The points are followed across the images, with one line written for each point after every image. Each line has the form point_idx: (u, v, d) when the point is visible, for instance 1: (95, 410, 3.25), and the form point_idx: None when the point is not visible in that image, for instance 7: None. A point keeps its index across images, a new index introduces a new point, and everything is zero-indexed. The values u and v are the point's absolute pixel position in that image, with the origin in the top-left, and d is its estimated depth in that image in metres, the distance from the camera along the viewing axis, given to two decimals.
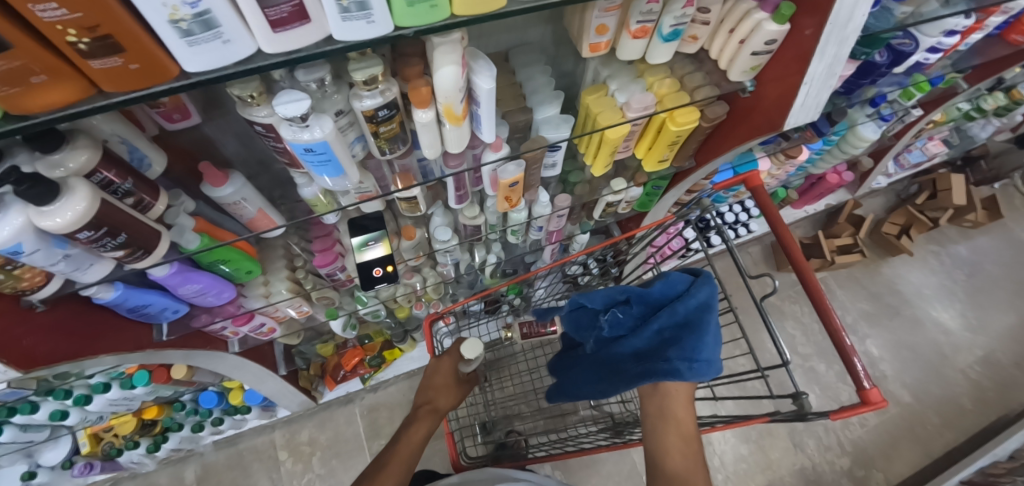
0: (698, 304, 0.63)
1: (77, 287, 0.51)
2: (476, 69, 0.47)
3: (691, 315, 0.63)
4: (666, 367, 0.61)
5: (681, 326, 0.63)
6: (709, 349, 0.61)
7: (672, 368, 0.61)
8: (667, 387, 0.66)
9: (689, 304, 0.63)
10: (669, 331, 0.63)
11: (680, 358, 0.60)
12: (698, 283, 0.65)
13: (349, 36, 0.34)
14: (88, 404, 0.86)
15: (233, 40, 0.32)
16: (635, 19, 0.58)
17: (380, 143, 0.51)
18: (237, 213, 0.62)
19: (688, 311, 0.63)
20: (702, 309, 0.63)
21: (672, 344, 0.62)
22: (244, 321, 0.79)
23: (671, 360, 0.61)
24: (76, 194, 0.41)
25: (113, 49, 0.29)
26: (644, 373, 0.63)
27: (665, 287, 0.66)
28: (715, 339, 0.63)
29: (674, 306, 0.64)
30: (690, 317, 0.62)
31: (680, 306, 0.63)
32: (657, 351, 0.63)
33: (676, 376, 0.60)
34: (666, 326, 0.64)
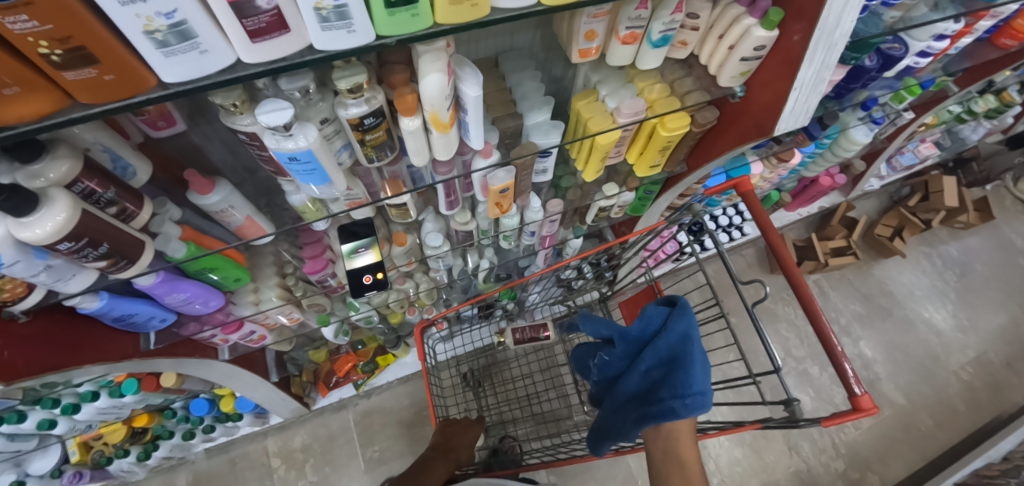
0: (679, 335, 0.65)
1: (60, 297, 0.50)
2: (462, 76, 0.47)
3: (674, 349, 0.65)
4: (664, 407, 0.62)
5: (669, 362, 0.65)
6: (699, 381, 0.62)
7: (668, 408, 0.62)
8: (669, 429, 0.68)
9: (670, 338, 0.65)
10: (657, 371, 0.66)
11: (672, 396, 0.62)
12: (676, 313, 0.67)
13: (329, 45, 0.34)
14: (77, 412, 0.85)
15: (211, 50, 0.31)
16: (624, 25, 0.58)
17: (367, 151, 0.50)
18: (225, 220, 0.62)
19: (673, 347, 0.65)
20: (684, 339, 0.65)
21: (662, 384, 0.64)
22: (234, 329, 0.78)
23: (668, 400, 0.62)
24: (56, 205, 0.40)
25: (87, 59, 0.28)
26: (645, 416, 0.65)
27: (645, 325, 0.69)
28: (706, 366, 0.64)
29: (656, 343, 0.66)
30: (673, 352, 0.65)
31: (660, 343, 0.66)
32: (652, 393, 0.65)
33: (673, 416, 0.62)
34: (654, 365, 0.66)
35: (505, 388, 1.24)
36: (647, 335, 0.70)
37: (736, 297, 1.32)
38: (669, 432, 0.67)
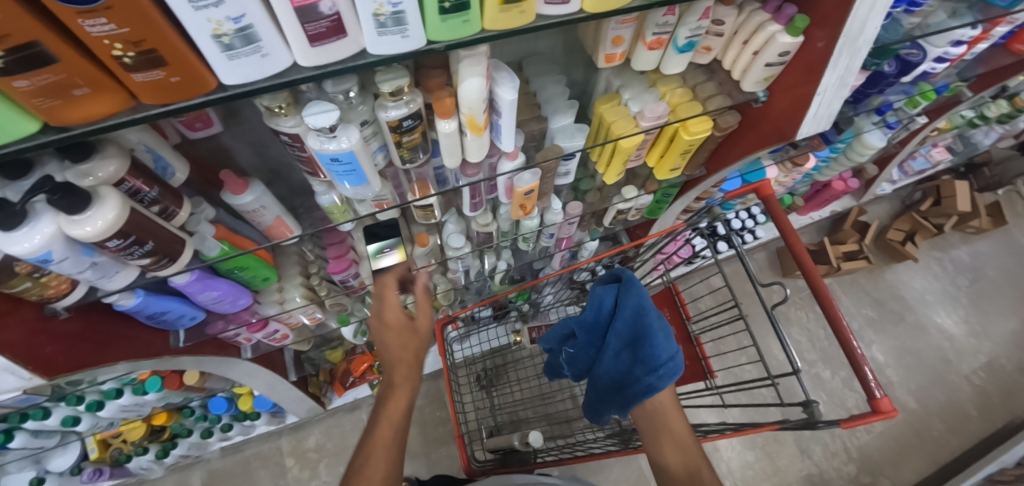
0: (634, 310, 0.66)
1: (100, 294, 0.51)
2: (499, 80, 0.48)
3: (633, 327, 0.65)
4: (643, 385, 0.63)
5: (633, 340, 0.65)
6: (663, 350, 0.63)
7: (646, 385, 0.63)
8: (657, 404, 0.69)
9: (629, 314, 0.66)
10: (625, 351, 0.66)
11: (644, 372, 0.63)
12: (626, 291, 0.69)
13: (383, 50, 0.35)
14: (99, 410, 0.86)
15: (272, 54, 0.32)
16: (650, 31, 0.59)
17: (402, 152, 0.51)
18: (255, 220, 0.63)
19: (632, 325, 0.66)
20: (641, 312, 0.65)
21: (634, 363, 0.65)
22: (259, 328, 0.79)
23: (643, 376, 0.63)
24: (107, 203, 0.41)
25: (156, 63, 0.29)
26: (629, 400, 0.65)
27: (599, 310, 0.70)
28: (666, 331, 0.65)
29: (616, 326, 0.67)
30: (633, 329, 0.65)
31: (619, 325, 0.66)
32: (628, 375, 0.65)
33: (653, 391, 0.62)
34: (622, 348, 0.66)
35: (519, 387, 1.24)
36: (605, 319, 0.70)
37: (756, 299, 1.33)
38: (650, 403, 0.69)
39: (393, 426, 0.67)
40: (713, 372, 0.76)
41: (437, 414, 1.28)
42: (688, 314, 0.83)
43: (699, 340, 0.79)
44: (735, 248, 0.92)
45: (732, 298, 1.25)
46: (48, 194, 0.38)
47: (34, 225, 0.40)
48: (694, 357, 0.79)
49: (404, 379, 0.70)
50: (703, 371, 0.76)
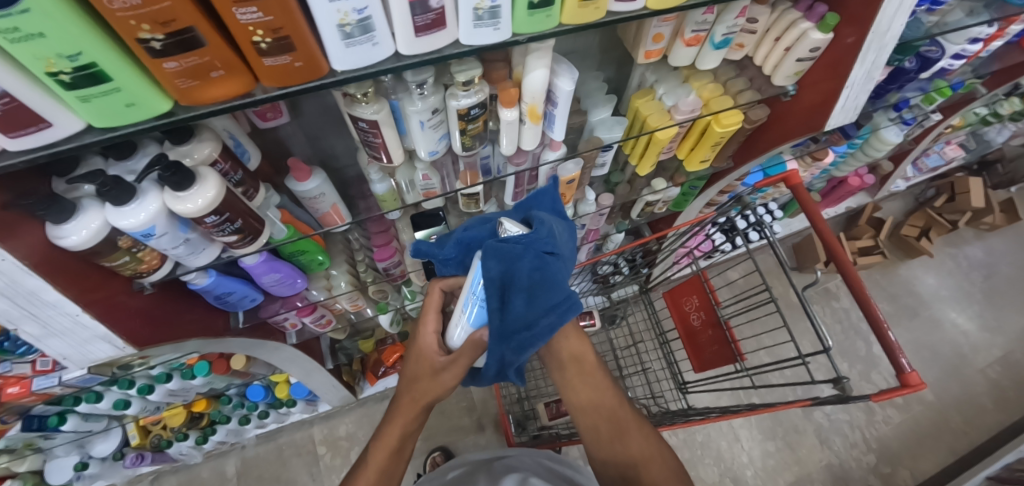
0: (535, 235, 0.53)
1: (181, 271, 0.55)
2: (558, 71, 0.52)
3: (532, 254, 0.52)
4: (541, 328, 0.53)
5: (531, 275, 0.52)
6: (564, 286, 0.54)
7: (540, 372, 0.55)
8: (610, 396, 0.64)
9: (528, 242, 0.52)
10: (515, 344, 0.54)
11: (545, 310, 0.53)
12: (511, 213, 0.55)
13: (474, 41, 0.39)
14: (150, 393, 0.90)
15: (381, 43, 0.36)
16: (689, 28, 0.63)
17: (465, 140, 0.56)
18: (313, 207, 0.67)
19: (530, 252, 0.52)
20: (543, 238, 0.54)
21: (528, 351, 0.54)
22: (308, 312, 0.83)
23: (543, 317, 0.53)
24: (207, 182, 0.45)
25: (286, 48, 0.33)
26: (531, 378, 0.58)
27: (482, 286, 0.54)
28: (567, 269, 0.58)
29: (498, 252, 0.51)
30: (533, 255, 0.52)
31: (511, 250, 0.51)
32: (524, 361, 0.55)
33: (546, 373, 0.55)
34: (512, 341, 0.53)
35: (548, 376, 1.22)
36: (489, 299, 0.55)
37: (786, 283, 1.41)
38: (562, 358, 0.64)
39: (389, 456, 0.60)
40: (743, 354, 0.78)
41: (463, 405, 1.31)
42: (717, 299, 0.85)
43: (728, 324, 0.82)
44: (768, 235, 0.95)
45: (763, 286, 1.25)
46: (161, 171, 0.42)
47: (141, 202, 0.44)
48: (724, 341, 0.82)
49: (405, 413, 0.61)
50: (733, 354, 0.79)
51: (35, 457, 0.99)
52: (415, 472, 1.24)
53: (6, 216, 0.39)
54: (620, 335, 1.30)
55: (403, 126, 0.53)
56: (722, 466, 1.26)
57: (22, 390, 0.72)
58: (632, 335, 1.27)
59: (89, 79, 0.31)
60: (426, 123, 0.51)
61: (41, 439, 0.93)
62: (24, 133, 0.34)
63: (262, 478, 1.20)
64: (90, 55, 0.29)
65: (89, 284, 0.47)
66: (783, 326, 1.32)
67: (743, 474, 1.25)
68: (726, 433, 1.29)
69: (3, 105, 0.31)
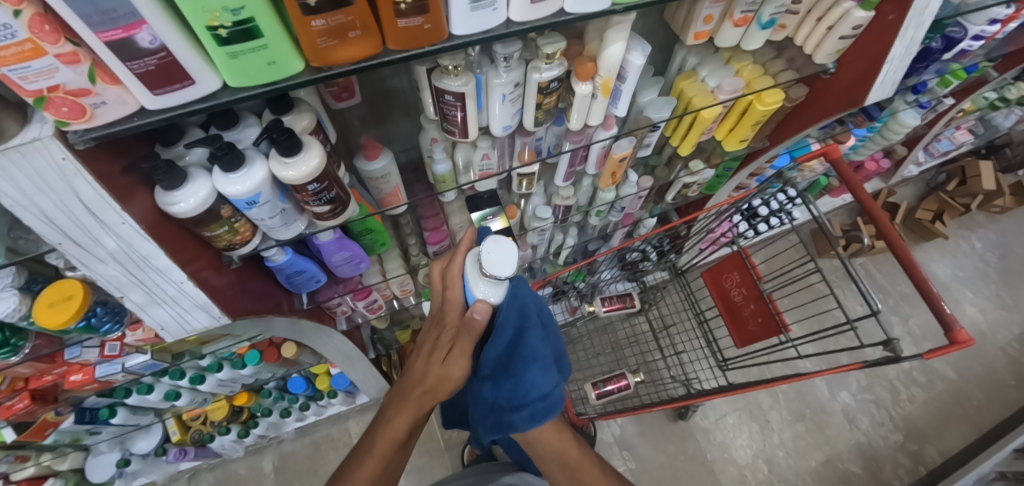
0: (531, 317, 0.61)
1: (266, 245, 0.57)
2: (632, 47, 0.54)
3: (522, 332, 0.60)
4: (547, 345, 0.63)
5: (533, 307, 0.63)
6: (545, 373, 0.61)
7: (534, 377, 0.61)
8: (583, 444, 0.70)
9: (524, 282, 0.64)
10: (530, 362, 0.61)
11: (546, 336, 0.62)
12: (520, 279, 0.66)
13: (578, 8, 0.42)
14: (201, 384, 0.90)
15: (498, 8, 0.39)
16: (739, 9, 0.66)
17: (538, 115, 0.58)
18: (378, 188, 0.69)
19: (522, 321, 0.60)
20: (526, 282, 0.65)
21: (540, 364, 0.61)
22: (363, 296, 0.84)
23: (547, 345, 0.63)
24: (312, 149, 0.46)
25: (422, 9, 0.35)
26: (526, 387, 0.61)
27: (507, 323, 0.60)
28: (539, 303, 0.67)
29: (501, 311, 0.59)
30: (523, 334, 0.60)
31: (511, 312, 0.59)
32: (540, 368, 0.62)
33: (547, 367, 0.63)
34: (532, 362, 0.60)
35: (589, 361, 1.26)
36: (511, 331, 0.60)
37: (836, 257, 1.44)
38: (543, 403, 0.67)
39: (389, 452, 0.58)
40: (787, 325, 0.81)
41: None
42: (758, 274, 0.87)
43: (771, 297, 0.84)
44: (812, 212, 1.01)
45: (794, 263, 1.30)
46: (274, 137, 0.44)
47: (249, 170, 0.46)
48: (768, 313, 0.84)
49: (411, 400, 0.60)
50: (778, 325, 0.82)
51: (76, 455, 0.98)
52: (453, 462, 1.25)
53: (124, 179, 0.41)
54: (656, 317, 1.32)
55: (482, 101, 0.55)
56: (755, 448, 1.27)
57: (85, 377, 0.71)
58: (665, 318, 1.30)
59: (242, 35, 0.33)
60: (507, 96, 0.54)
61: (88, 434, 0.93)
62: (169, 90, 0.36)
63: (300, 473, 1.20)
64: (250, 10, 0.31)
65: (188, 254, 0.49)
66: (830, 297, 1.39)
67: (775, 454, 1.27)
68: (756, 416, 1.31)
69: (159, 59, 0.33)
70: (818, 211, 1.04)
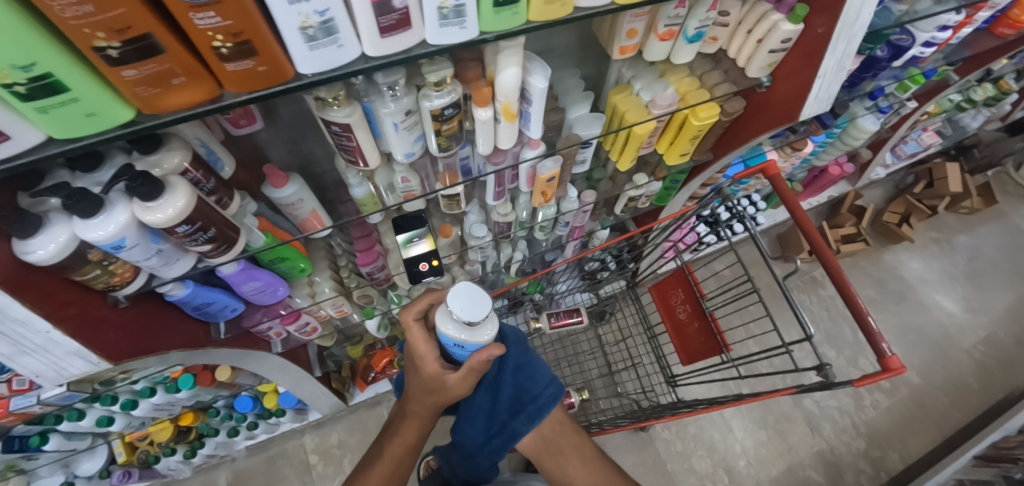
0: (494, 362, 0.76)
1: (157, 283, 0.54)
2: (531, 70, 0.52)
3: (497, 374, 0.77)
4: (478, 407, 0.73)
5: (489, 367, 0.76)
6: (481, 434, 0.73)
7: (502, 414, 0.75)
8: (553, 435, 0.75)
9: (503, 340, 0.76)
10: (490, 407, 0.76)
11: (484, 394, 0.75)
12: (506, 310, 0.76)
13: (441, 40, 0.38)
14: (134, 409, 0.88)
15: (346, 45, 0.36)
16: (663, 23, 0.63)
17: (441, 141, 0.55)
18: (292, 213, 0.66)
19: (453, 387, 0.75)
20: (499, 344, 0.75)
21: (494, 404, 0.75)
22: (292, 320, 0.81)
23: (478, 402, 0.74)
24: (177, 191, 0.44)
25: (249, 53, 0.33)
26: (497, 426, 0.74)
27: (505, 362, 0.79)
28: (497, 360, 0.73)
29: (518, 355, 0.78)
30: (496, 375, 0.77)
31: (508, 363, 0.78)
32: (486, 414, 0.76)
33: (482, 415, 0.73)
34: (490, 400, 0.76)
35: None
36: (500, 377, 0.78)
37: (768, 273, 1.43)
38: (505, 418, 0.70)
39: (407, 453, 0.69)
40: (729, 345, 0.79)
41: None
42: (702, 292, 0.86)
43: (713, 316, 0.82)
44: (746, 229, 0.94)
45: (743, 278, 1.30)
46: (128, 181, 0.41)
47: (110, 213, 0.43)
48: (710, 332, 0.82)
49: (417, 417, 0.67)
50: (719, 345, 0.80)
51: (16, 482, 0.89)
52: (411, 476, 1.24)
53: None
54: (611, 331, 1.30)
55: (377, 128, 0.53)
56: (715, 457, 1.27)
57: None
58: (622, 331, 1.28)
59: (44, 90, 0.30)
60: (399, 125, 0.51)
61: (23, 460, 0.87)
62: None
63: None
64: (45, 65, 0.28)
65: (63, 299, 0.46)
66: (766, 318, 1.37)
67: (736, 463, 1.26)
68: (718, 424, 1.30)
69: None
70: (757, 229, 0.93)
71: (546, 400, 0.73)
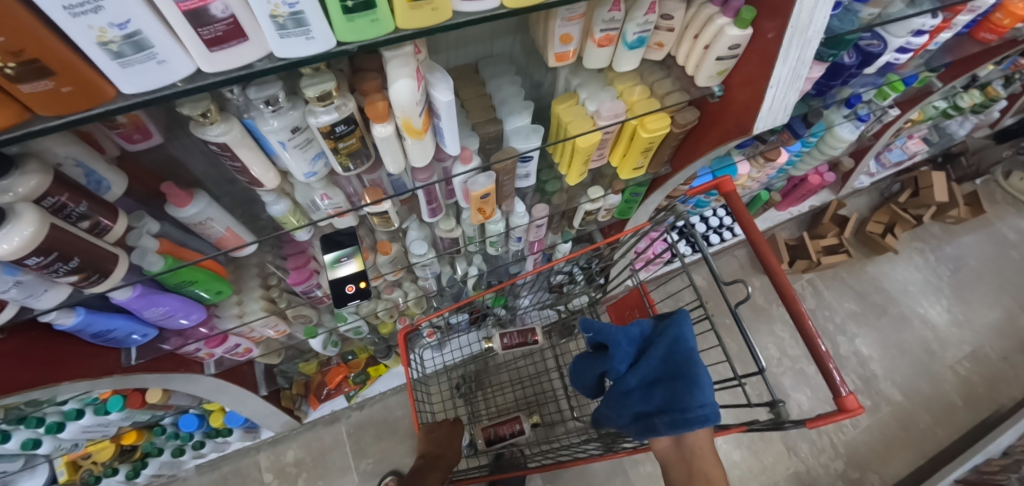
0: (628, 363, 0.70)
1: (33, 313, 0.50)
2: (433, 82, 0.47)
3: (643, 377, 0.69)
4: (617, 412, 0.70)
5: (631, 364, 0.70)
6: (625, 417, 0.69)
7: (655, 423, 0.65)
8: (691, 444, 0.69)
9: (623, 341, 0.71)
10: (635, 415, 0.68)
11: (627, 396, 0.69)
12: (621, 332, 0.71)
13: (290, 53, 0.34)
14: (61, 431, 0.82)
15: (169, 60, 0.31)
16: (599, 27, 0.58)
17: (342, 159, 0.50)
18: (204, 233, 0.61)
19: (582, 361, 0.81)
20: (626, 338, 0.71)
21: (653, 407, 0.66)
22: (218, 342, 0.78)
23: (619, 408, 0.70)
24: (23, 219, 0.40)
25: (42, 73, 0.28)
26: (642, 430, 0.67)
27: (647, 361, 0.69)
28: (624, 354, 0.70)
29: (667, 364, 0.67)
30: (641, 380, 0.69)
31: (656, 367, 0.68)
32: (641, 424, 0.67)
33: (637, 417, 0.67)
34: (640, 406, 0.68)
35: (498, 395, 1.25)
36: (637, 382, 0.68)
37: (723, 299, 1.37)
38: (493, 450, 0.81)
39: None
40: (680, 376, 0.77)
41: None
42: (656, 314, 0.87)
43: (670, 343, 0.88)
44: (701, 250, 0.85)
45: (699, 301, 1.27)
46: None
47: None
48: None
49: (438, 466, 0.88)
50: None
51: None
52: None
53: None
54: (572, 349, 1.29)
55: (269, 146, 0.48)
56: None
57: None
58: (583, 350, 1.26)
59: None
60: (287, 143, 0.46)
61: None
62: None
63: None
64: None
65: None
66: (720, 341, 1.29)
67: None
68: None
69: None
70: (706, 248, 0.86)
71: (698, 419, 0.62)
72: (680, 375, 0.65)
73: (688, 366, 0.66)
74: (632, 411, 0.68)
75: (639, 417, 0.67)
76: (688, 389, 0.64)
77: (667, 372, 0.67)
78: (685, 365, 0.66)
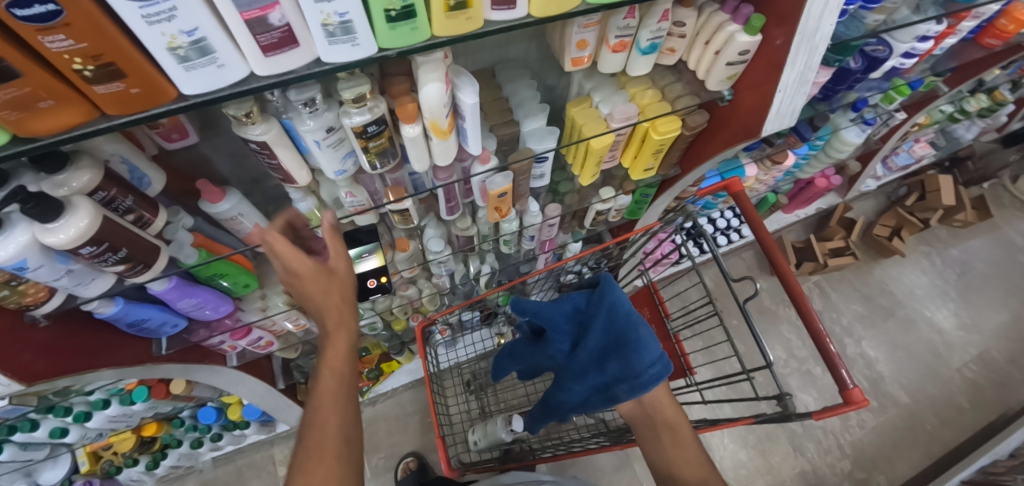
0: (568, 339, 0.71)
1: (78, 301, 0.53)
2: (459, 85, 0.49)
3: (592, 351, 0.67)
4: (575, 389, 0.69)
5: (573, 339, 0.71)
6: (585, 391, 0.68)
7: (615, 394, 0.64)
8: (652, 398, 0.67)
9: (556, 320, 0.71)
10: (593, 391, 0.67)
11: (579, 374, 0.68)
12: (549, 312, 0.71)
13: (336, 58, 0.37)
14: (88, 420, 0.85)
15: (227, 64, 0.34)
16: (613, 34, 0.61)
17: (370, 158, 0.53)
18: (234, 228, 0.64)
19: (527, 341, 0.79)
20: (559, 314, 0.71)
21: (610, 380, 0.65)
22: (243, 335, 0.81)
23: (576, 385, 0.68)
24: (80, 212, 0.42)
25: (116, 75, 0.31)
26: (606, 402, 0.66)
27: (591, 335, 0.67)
28: (559, 333, 0.71)
29: (607, 330, 0.65)
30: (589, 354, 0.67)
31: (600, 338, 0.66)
32: (604, 395, 0.66)
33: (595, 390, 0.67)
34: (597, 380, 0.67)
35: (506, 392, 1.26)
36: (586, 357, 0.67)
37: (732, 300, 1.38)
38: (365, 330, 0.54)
39: (338, 371, 0.52)
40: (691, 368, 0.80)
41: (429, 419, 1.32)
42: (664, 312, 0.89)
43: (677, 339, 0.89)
44: (711, 250, 0.87)
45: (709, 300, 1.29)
46: (21, 203, 0.40)
47: (9, 234, 0.41)
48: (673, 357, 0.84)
49: (335, 328, 0.53)
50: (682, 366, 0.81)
51: None
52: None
53: None
54: None
55: (303, 145, 0.51)
56: None
57: None
58: None
59: None
60: (322, 143, 0.49)
61: None
62: None
63: None
64: None
65: None
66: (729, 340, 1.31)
67: None
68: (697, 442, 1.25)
69: None
70: (717, 247, 0.87)
71: (653, 378, 0.62)
72: (623, 343, 0.64)
73: (629, 331, 0.64)
74: (591, 385, 0.67)
75: (598, 388, 0.67)
76: (636, 353, 0.62)
77: (612, 342, 0.65)
78: (627, 331, 0.64)
